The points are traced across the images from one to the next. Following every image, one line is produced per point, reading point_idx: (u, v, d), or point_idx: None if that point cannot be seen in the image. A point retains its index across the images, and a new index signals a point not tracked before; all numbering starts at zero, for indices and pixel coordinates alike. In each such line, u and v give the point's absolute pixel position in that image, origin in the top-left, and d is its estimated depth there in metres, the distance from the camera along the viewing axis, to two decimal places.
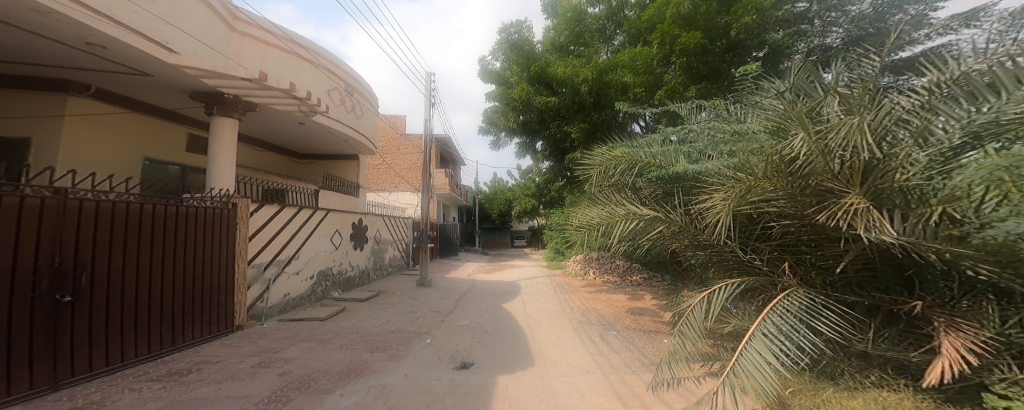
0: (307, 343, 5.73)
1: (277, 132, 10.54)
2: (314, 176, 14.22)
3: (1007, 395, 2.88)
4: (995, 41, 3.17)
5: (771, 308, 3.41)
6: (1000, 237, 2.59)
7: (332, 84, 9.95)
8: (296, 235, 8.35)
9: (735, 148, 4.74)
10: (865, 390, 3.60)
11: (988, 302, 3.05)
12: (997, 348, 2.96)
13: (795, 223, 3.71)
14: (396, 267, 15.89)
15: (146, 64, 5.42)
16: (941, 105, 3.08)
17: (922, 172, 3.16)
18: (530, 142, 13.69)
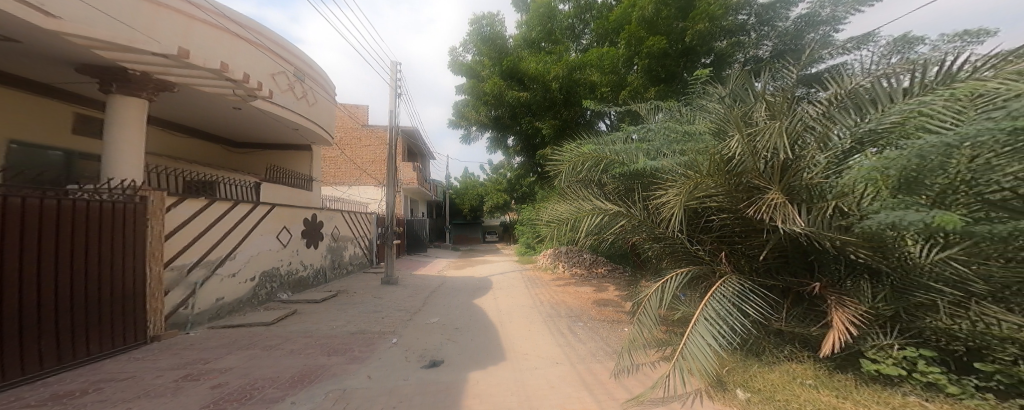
0: (249, 350, 5.21)
1: (207, 116, 9.40)
2: (255, 168, 12.87)
3: (877, 359, 3.46)
4: (877, 65, 3.75)
5: (710, 294, 3.72)
6: (873, 227, 3.00)
7: (276, 68, 9.01)
8: (231, 233, 7.50)
9: (684, 148, 5.05)
10: (781, 363, 4.10)
11: (864, 279, 3.59)
12: (870, 320, 3.51)
13: (730, 217, 4.10)
14: (358, 265, 15.02)
15: (13, 27, 4.47)
16: (838, 114, 3.62)
17: (823, 172, 3.67)
18: (501, 138, 13.59)
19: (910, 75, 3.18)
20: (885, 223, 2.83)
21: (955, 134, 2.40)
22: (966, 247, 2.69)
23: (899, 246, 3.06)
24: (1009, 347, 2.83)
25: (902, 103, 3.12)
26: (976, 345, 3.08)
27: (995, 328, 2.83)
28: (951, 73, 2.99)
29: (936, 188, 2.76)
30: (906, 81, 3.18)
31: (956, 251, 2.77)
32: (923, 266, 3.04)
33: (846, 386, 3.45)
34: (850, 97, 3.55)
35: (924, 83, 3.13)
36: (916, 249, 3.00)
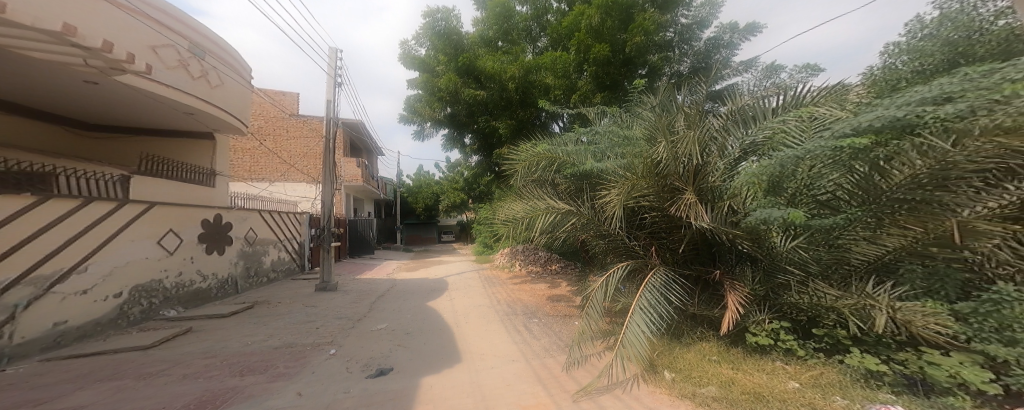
0: (120, 381, 4.24)
1: (45, 87, 7.32)
2: (125, 158, 10.64)
3: (758, 333, 4.00)
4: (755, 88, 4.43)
5: (646, 284, 4.08)
6: (754, 222, 3.44)
7: (161, 40, 7.44)
8: (86, 235, 5.76)
9: (621, 150, 5.52)
10: (696, 343, 4.56)
11: (746, 265, 4.24)
12: (752, 300, 4.09)
13: (659, 214, 4.44)
14: (284, 271, 13.27)
15: None
16: (732, 126, 4.12)
17: (724, 173, 4.04)
18: (457, 137, 13.07)
19: (775, 97, 3.89)
20: (760, 219, 3.30)
21: (807, 148, 2.88)
22: (810, 236, 3.39)
23: (768, 238, 3.62)
24: (830, 315, 3.48)
25: (769, 121, 3.77)
26: (815, 317, 3.74)
27: (824, 296, 3.42)
28: (801, 100, 3.81)
29: (787, 193, 3.37)
30: (772, 101, 3.89)
31: (801, 241, 3.48)
32: (783, 254, 3.64)
33: (741, 360, 3.96)
34: (737, 113, 4.06)
35: (780, 106, 3.87)
36: (779, 239, 3.59)
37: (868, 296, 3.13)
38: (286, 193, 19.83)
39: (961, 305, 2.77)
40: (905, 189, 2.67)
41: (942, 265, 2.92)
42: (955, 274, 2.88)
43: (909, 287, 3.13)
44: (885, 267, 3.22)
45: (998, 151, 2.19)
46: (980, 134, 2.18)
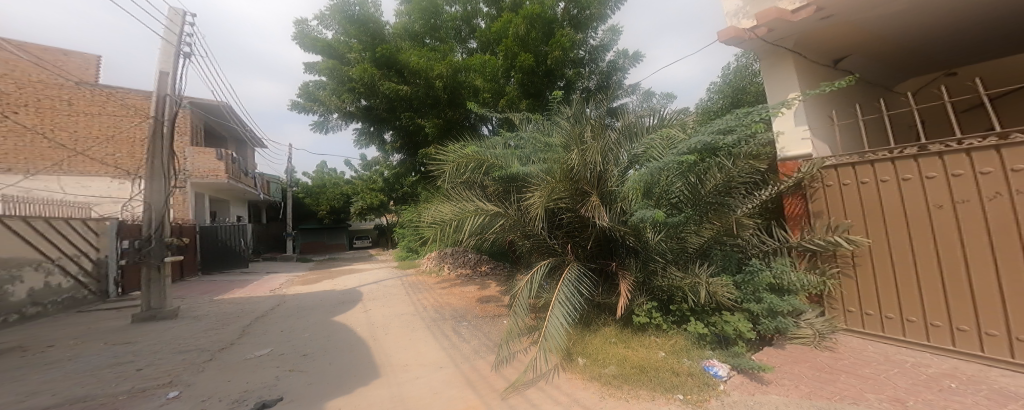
0: None
1: None
2: None
3: (644, 315, 3.66)
4: (646, 106, 4.57)
5: (564, 278, 3.68)
6: (635, 222, 3.47)
7: None
8: None
9: (534, 158, 5.31)
10: (598, 331, 3.94)
11: (629, 258, 3.93)
12: (636, 286, 3.79)
13: (573, 215, 3.90)
14: (62, 304, 6.85)
15: None
16: (625, 141, 4.14)
17: (616, 178, 3.89)
18: (375, 132, 11.90)
19: (649, 117, 4.31)
20: (644, 218, 3.34)
21: (665, 162, 3.53)
22: (669, 230, 3.59)
23: (643, 233, 3.55)
24: (680, 297, 3.57)
25: (638, 139, 4.15)
26: (668, 298, 3.74)
27: (659, 278, 3.64)
28: (667, 119, 4.31)
29: (654, 197, 3.74)
30: (647, 120, 4.29)
31: (663, 234, 3.59)
32: (655, 247, 3.64)
33: (634, 345, 3.47)
34: (628, 128, 4.19)
35: (652, 125, 4.27)
36: (650, 234, 3.59)
37: (693, 274, 3.43)
38: (66, 194, 11.30)
39: (739, 277, 3.49)
40: (714, 194, 3.38)
41: (730, 248, 3.65)
42: (733, 253, 3.68)
43: (720, 266, 3.63)
44: (704, 252, 3.65)
45: (746, 167, 3.26)
46: (742, 157, 3.29)
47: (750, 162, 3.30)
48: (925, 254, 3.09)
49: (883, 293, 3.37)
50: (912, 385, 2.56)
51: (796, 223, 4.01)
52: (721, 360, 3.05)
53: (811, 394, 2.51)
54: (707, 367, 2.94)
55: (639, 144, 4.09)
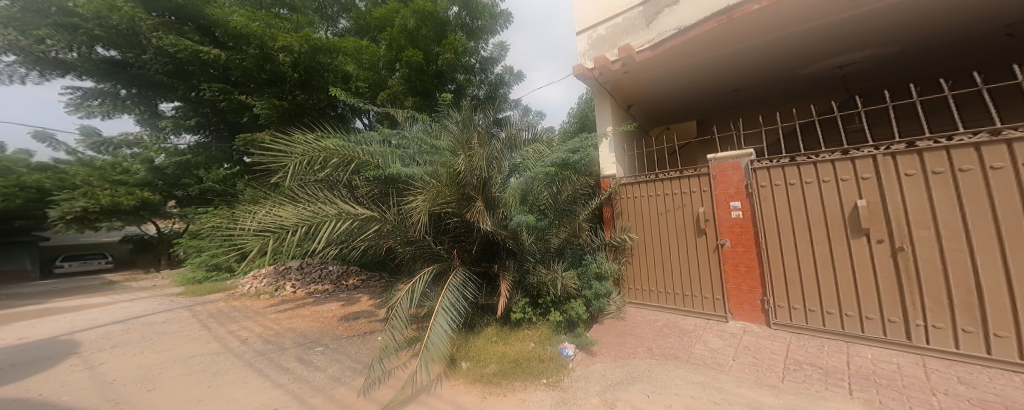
0: None
1: None
2: None
3: (521, 310, 3.93)
4: (525, 118, 4.95)
5: (449, 284, 3.60)
6: (515, 226, 3.71)
7: None
8: None
9: (407, 161, 4.80)
10: (480, 330, 4.04)
11: (509, 260, 4.09)
12: (514, 285, 4.02)
13: (458, 220, 3.89)
14: None
15: None
16: (511, 150, 4.38)
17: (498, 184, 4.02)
18: (150, 95, 9.14)
19: (527, 132, 4.66)
20: (521, 222, 3.60)
21: (535, 172, 3.85)
22: (537, 232, 3.93)
23: (521, 236, 3.81)
24: (545, 292, 3.95)
25: (518, 151, 4.39)
26: (536, 292, 4.05)
27: (523, 274, 3.98)
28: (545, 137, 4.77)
29: (530, 206, 3.98)
30: (524, 134, 4.62)
31: (532, 237, 3.90)
32: (527, 249, 3.93)
33: (511, 339, 3.67)
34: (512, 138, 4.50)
35: (527, 140, 4.63)
36: (524, 238, 3.84)
37: (551, 270, 3.90)
38: None
39: (580, 269, 4.08)
40: (563, 203, 4.09)
41: (576, 247, 4.25)
42: (575, 250, 4.25)
43: (571, 263, 4.16)
44: (560, 251, 4.14)
45: (583, 181, 4.25)
46: (582, 173, 4.31)
47: (585, 178, 4.32)
48: (683, 247, 3.88)
49: (672, 274, 3.98)
50: (662, 337, 3.42)
51: (607, 225, 4.58)
52: (569, 341, 3.54)
53: (620, 355, 3.20)
54: (561, 350, 3.34)
55: (522, 152, 4.37)
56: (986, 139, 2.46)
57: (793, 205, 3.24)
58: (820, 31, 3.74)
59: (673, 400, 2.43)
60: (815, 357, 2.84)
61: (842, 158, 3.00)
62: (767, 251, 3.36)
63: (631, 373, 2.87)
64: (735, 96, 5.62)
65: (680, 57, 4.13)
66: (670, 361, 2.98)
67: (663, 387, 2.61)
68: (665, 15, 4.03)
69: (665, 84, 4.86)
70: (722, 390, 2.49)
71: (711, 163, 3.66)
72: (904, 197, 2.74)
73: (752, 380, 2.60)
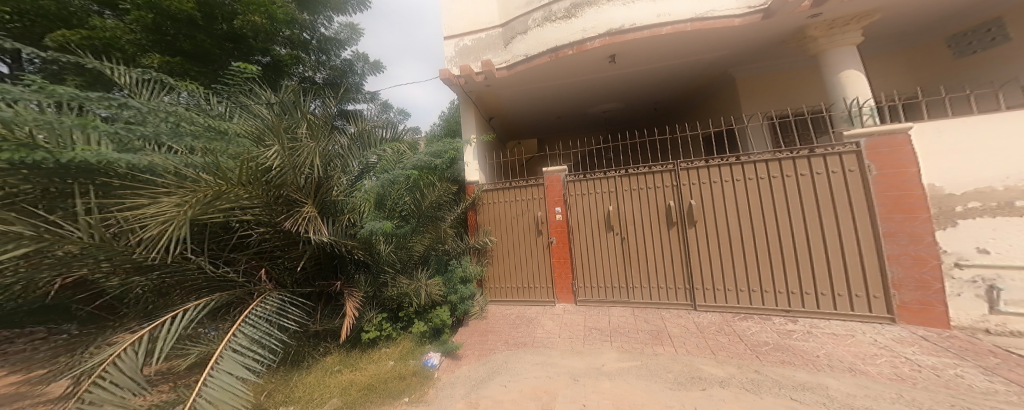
0: None
1: None
2: None
3: (374, 328, 3.64)
4: (378, 116, 4.48)
5: (246, 314, 2.63)
6: (365, 233, 3.41)
7: None
8: None
9: (136, 144, 2.58)
10: (321, 359, 3.48)
11: (359, 273, 3.71)
12: (365, 302, 3.65)
13: (269, 231, 2.96)
14: None
15: None
16: (354, 152, 3.94)
17: (346, 189, 3.70)
18: None
19: (385, 132, 4.24)
20: (372, 229, 3.34)
21: (394, 175, 3.72)
22: (398, 240, 3.66)
23: (376, 246, 3.57)
24: (405, 302, 3.74)
25: (372, 152, 4.02)
26: (396, 306, 3.84)
27: (360, 287, 3.59)
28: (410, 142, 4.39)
29: (387, 209, 3.76)
30: (380, 134, 4.19)
31: (393, 246, 3.65)
32: (384, 259, 3.68)
33: (363, 363, 3.33)
34: (362, 136, 4.08)
35: (382, 139, 4.18)
36: (382, 246, 3.61)
37: (415, 279, 3.72)
38: None
39: (445, 275, 3.90)
40: (430, 208, 3.80)
41: (442, 253, 4.02)
42: (443, 258, 4.01)
43: (433, 270, 3.94)
44: (425, 259, 3.92)
45: (449, 188, 4.00)
46: (446, 180, 4.08)
47: (447, 182, 4.12)
48: (527, 247, 4.13)
49: (518, 270, 4.20)
50: (515, 327, 3.65)
51: (472, 229, 4.41)
52: (434, 351, 3.41)
53: (483, 353, 3.27)
54: (426, 362, 3.21)
55: (368, 154, 4.01)
56: (809, 152, 3.10)
57: (583, 209, 3.95)
58: (627, 76, 4.56)
59: (522, 386, 2.60)
60: (630, 314, 3.53)
61: (597, 178, 3.90)
62: (579, 246, 3.95)
63: (492, 369, 2.97)
64: (558, 123, 6.62)
65: (528, 79, 4.46)
66: (522, 349, 3.17)
67: (517, 375, 2.77)
68: (517, 40, 4.22)
69: (518, 101, 5.23)
70: (556, 365, 2.76)
71: (543, 175, 4.06)
72: (640, 201, 3.70)
73: (571, 350, 2.95)
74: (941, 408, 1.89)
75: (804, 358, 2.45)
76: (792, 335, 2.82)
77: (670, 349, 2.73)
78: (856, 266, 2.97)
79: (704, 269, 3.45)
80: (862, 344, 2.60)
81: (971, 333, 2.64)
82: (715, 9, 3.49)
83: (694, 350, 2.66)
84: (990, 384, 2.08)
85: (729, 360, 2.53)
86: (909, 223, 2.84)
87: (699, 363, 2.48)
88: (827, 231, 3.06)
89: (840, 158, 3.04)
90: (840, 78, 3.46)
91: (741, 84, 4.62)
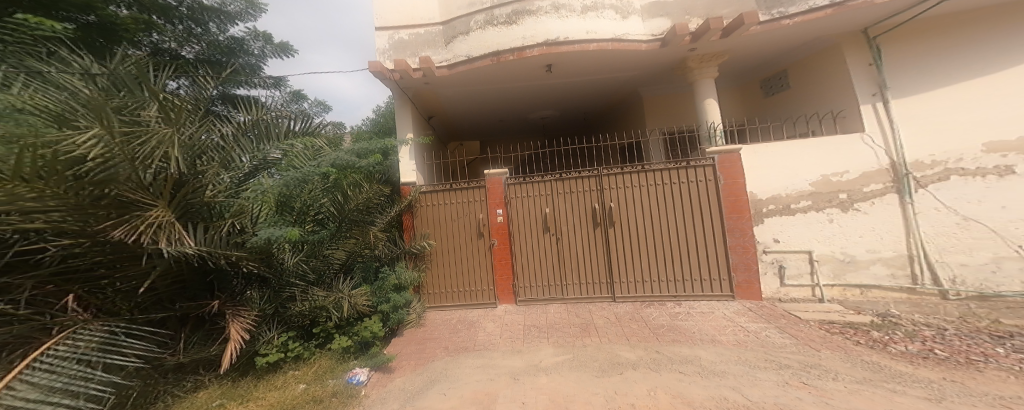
0: None
1: None
2: None
3: (272, 350, 3.15)
4: (289, 105, 3.53)
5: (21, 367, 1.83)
6: (259, 241, 2.78)
7: None
8: None
9: None
10: (196, 392, 2.83)
11: (249, 289, 3.13)
12: (259, 321, 3.15)
13: (87, 242, 2.12)
14: None
15: None
16: (247, 143, 3.11)
17: (226, 188, 2.90)
18: None
19: (287, 121, 3.29)
20: (269, 237, 2.76)
21: (302, 172, 3.09)
22: (311, 248, 3.28)
23: (278, 254, 3.08)
24: (320, 315, 3.40)
25: (274, 144, 3.19)
26: (309, 322, 3.48)
27: (253, 305, 3.06)
28: (331, 138, 3.69)
29: (295, 213, 3.22)
30: (284, 124, 3.27)
31: (303, 255, 3.25)
32: (289, 270, 3.23)
33: (256, 391, 2.84)
34: (253, 126, 3.15)
35: (291, 131, 3.33)
36: (286, 255, 3.16)
37: (335, 289, 3.44)
38: None
39: (375, 284, 3.69)
40: (356, 212, 3.51)
41: (370, 259, 3.83)
42: (372, 264, 3.83)
43: (361, 278, 3.70)
44: (347, 266, 3.68)
45: (379, 190, 3.71)
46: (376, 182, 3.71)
47: (378, 186, 3.83)
48: (465, 249, 4.12)
49: (456, 274, 4.13)
50: (455, 332, 3.59)
51: (407, 234, 4.23)
52: (360, 366, 3.16)
53: (419, 363, 3.15)
54: (350, 378, 2.95)
55: (267, 147, 3.16)
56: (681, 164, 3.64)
57: (521, 211, 4.01)
58: (558, 85, 4.83)
59: (463, 391, 2.58)
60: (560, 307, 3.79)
61: (520, 183, 4.03)
62: (519, 247, 4.00)
63: (430, 379, 2.86)
64: (501, 126, 6.77)
65: (468, 81, 4.41)
66: (460, 354, 3.14)
67: (457, 381, 2.74)
68: (459, 41, 4.09)
69: (460, 102, 5.14)
70: (496, 366, 2.84)
71: (485, 178, 4.05)
72: (559, 203, 3.91)
73: (512, 350, 3.04)
74: (764, 362, 2.36)
75: (687, 335, 2.85)
76: (679, 316, 3.27)
77: (596, 339, 2.98)
78: (718, 256, 3.57)
79: (620, 264, 3.77)
80: (716, 318, 3.13)
81: (772, 301, 3.49)
82: (629, 33, 3.97)
83: (614, 339, 2.94)
84: (783, 339, 2.67)
85: (637, 344, 2.85)
86: (740, 220, 3.54)
87: (617, 350, 2.74)
88: (711, 228, 3.59)
89: (700, 170, 3.64)
90: (704, 105, 4.23)
91: (650, 100, 5.24)
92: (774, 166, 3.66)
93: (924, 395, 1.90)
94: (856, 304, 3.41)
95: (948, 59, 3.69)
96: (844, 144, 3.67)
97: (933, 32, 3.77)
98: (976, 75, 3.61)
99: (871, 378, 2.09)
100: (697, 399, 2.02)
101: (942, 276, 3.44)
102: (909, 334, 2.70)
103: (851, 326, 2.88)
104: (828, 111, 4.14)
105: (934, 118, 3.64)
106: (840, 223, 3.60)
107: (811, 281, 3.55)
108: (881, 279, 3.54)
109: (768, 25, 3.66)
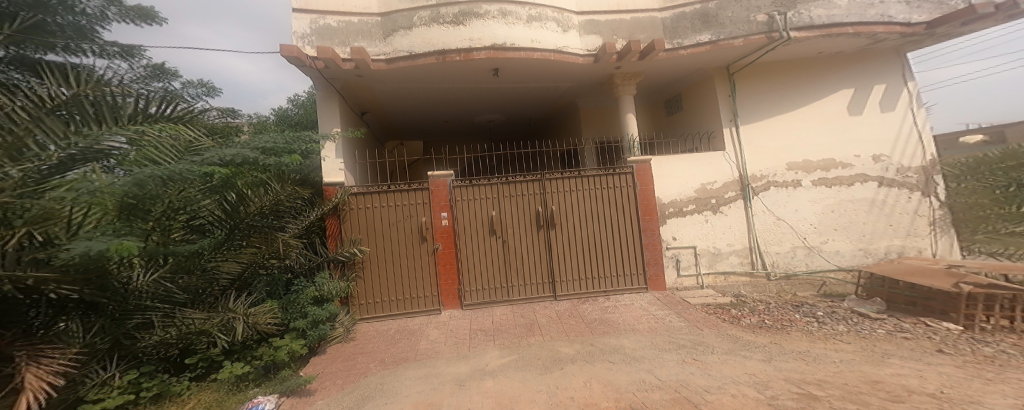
0: None
1: None
2: None
3: (102, 397, 2.35)
4: (139, 84, 2.60)
5: None
6: (82, 255, 1.74)
7: None
8: None
9: None
10: None
11: (59, 319, 1.97)
12: (84, 361, 2.19)
13: None
14: None
15: None
16: (49, 116, 1.96)
17: (14, 186, 1.73)
18: None
19: (133, 99, 2.31)
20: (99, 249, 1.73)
21: (170, 168, 2.10)
22: (176, 263, 2.41)
23: (119, 272, 2.07)
24: (203, 339, 2.77)
25: (108, 127, 2.12)
26: (181, 349, 2.80)
27: (68, 342, 1.97)
28: (207, 127, 2.92)
29: (151, 218, 2.19)
30: (129, 104, 2.28)
31: (164, 272, 2.37)
32: (138, 292, 2.28)
33: None
34: (74, 101, 2.09)
35: (141, 113, 2.37)
36: (135, 272, 2.20)
37: (221, 308, 2.78)
38: None
39: (284, 299, 3.26)
40: (254, 217, 2.87)
41: (277, 272, 3.36)
42: (280, 276, 3.40)
43: (261, 295, 3.20)
44: (243, 282, 3.06)
45: (288, 193, 3.17)
46: (285, 182, 3.14)
47: (288, 187, 3.24)
48: (406, 255, 3.94)
49: (397, 281, 3.94)
50: (393, 343, 3.40)
51: (332, 241, 3.86)
52: (266, 394, 2.63)
53: (348, 381, 2.82)
54: None
55: (90, 126, 2.07)
56: (607, 171, 4.17)
57: (467, 215, 4.03)
58: (501, 90, 4.93)
59: (403, 402, 2.39)
60: (500, 310, 3.96)
61: (467, 185, 4.04)
62: (464, 252, 4.02)
63: (363, 395, 2.57)
64: (443, 126, 6.74)
65: (407, 76, 4.17)
66: (400, 366, 2.99)
67: (395, 394, 2.52)
68: (400, 35, 3.84)
69: (398, 98, 4.91)
70: (439, 375, 2.77)
71: (428, 179, 3.96)
72: (500, 206, 4.06)
73: (457, 356, 3.07)
74: (668, 344, 3.01)
75: (615, 327, 3.41)
76: (607, 309, 3.83)
77: (538, 338, 3.27)
78: (636, 252, 4.21)
79: (555, 262, 4.11)
80: (636, 309, 3.78)
81: (672, 290, 4.32)
82: (568, 46, 4.20)
83: (556, 336, 3.27)
84: (679, 323, 3.45)
85: (575, 338, 3.25)
86: (650, 222, 4.21)
87: (557, 346, 3.08)
88: (629, 228, 4.21)
89: (622, 177, 4.21)
90: (626, 119, 4.75)
91: (585, 111, 5.67)
92: (672, 176, 4.60)
93: (762, 358, 2.74)
94: (722, 287, 4.55)
95: (771, 99, 5.07)
96: (714, 160, 4.79)
97: (764, 78, 5.09)
98: (783, 113, 5.09)
99: (734, 348, 2.91)
100: (622, 384, 2.42)
101: (768, 262, 4.84)
102: (752, 310, 3.82)
103: (721, 307, 3.86)
104: (705, 131, 5.18)
105: (762, 142, 4.98)
106: (712, 223, 4.73)
107: (696, 271, 4.61)
108: (735, 267, 4.78)
109: (672, 53, 4.30)
